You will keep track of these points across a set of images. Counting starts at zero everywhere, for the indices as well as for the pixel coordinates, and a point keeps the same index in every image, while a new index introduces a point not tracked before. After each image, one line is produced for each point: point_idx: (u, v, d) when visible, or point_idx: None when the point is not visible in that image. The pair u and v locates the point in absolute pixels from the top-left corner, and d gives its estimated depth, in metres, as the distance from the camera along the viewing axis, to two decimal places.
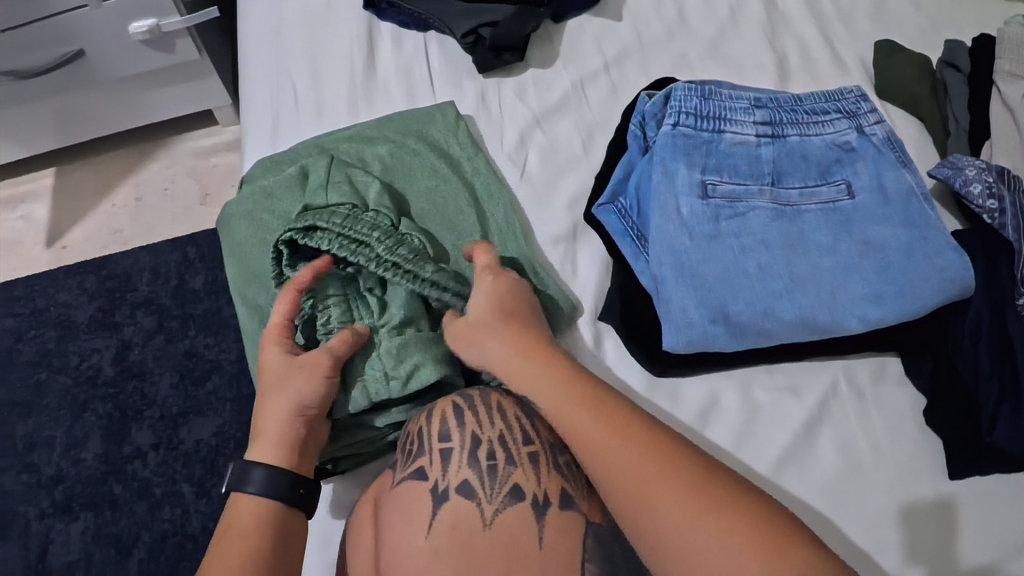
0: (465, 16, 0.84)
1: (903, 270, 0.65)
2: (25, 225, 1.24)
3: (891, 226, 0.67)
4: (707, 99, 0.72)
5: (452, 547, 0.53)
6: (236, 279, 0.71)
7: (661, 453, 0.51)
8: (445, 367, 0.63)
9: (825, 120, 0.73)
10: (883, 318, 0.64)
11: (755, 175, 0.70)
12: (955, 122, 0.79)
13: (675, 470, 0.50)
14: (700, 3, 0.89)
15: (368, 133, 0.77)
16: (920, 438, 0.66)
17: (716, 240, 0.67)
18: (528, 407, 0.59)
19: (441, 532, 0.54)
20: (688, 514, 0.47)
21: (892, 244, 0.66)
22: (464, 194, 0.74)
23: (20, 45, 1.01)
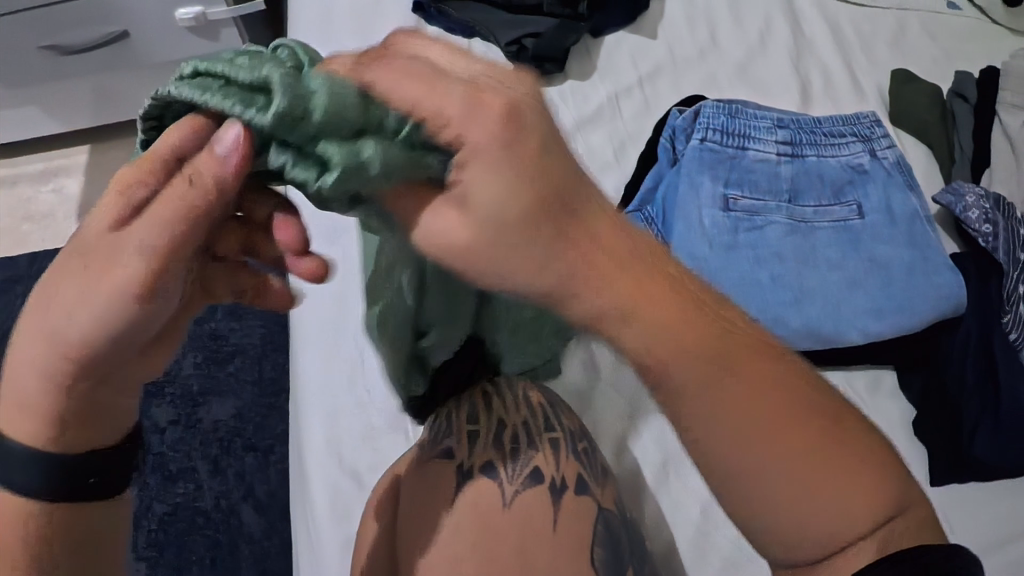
0: (510, 25, 0.89)
1: (905, 287, 0.69)
2: (57, 199, 1.28)
3: (896, 246, 0.71)
4: (733, 117, 0.76)
5: (468, 522, 0.55)
6: None
7: (744, 382, 0.36)
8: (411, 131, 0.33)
9: (841, 143, 0.77)
10: (883, 331, 0.68)
11: (775, 192, 0.74)
12: (960, 151, 0.84)
13: (775, 415, 0.36)
14: (732, 26, 0.93)
15: None
16: (908, 447, 0.68)
17: (734, 249, 0.71)
18: (552, 398, 0.63)
19: (459, 508, 0.56)
20: (807, 490, 0.36)
21: (896, 263, 0.70)
22: None
23: (66, 20, 1.05)
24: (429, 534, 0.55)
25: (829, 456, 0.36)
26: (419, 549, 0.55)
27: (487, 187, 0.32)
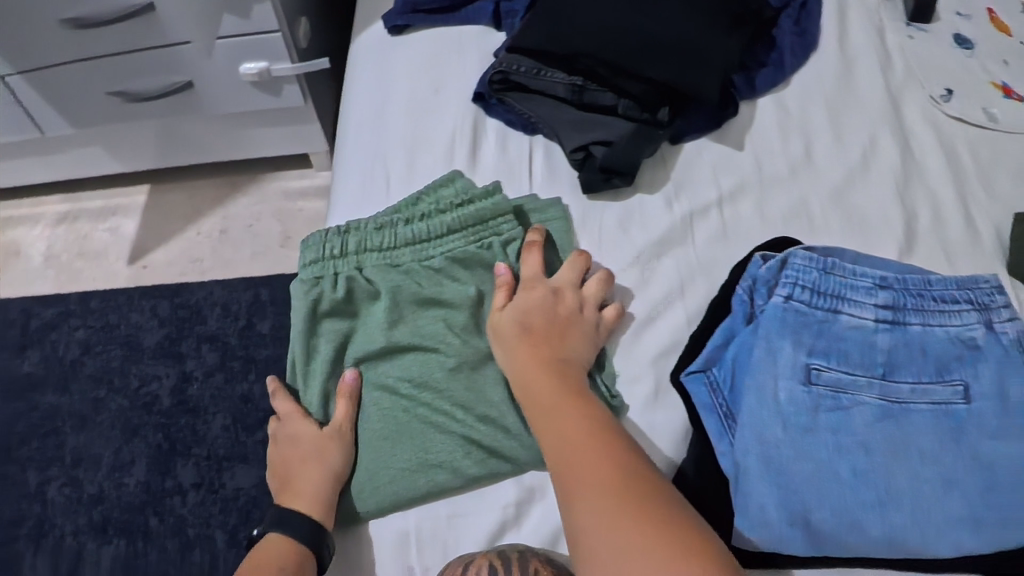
0: (577, 129, 0.76)
1: (1012, 500, 0.60)
2: (112, 238, 1.24)
3: (1008, 444, 0.62)
4: (827, 274, 0.64)
5: (342, 445, 0.64)
6: (386, 244, 0.73)
7: (578, 419, 0.57)
8: (423, 291, 0.70)
9: (953, 310, 0.66)
10: (978, 548, 0.59)
11: (867, 365, 0.63)
12: None
13: (590, 451, 0.54)
14: (830, 142, 0.80)
15: (380, 244, 0.73)
16: None
17: (811, 433, 0.60)
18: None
19: (335, 443, 0.64)
20: (615, 526, 0.48)
21: (1006, 464, 0.61)
22: (459, 236, 0.72)
23: (131, 70, 1.06)
24: (276, 513, 0.61)
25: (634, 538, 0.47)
26: (310, 475, 0.62)
27: (529, 266, 0.69)
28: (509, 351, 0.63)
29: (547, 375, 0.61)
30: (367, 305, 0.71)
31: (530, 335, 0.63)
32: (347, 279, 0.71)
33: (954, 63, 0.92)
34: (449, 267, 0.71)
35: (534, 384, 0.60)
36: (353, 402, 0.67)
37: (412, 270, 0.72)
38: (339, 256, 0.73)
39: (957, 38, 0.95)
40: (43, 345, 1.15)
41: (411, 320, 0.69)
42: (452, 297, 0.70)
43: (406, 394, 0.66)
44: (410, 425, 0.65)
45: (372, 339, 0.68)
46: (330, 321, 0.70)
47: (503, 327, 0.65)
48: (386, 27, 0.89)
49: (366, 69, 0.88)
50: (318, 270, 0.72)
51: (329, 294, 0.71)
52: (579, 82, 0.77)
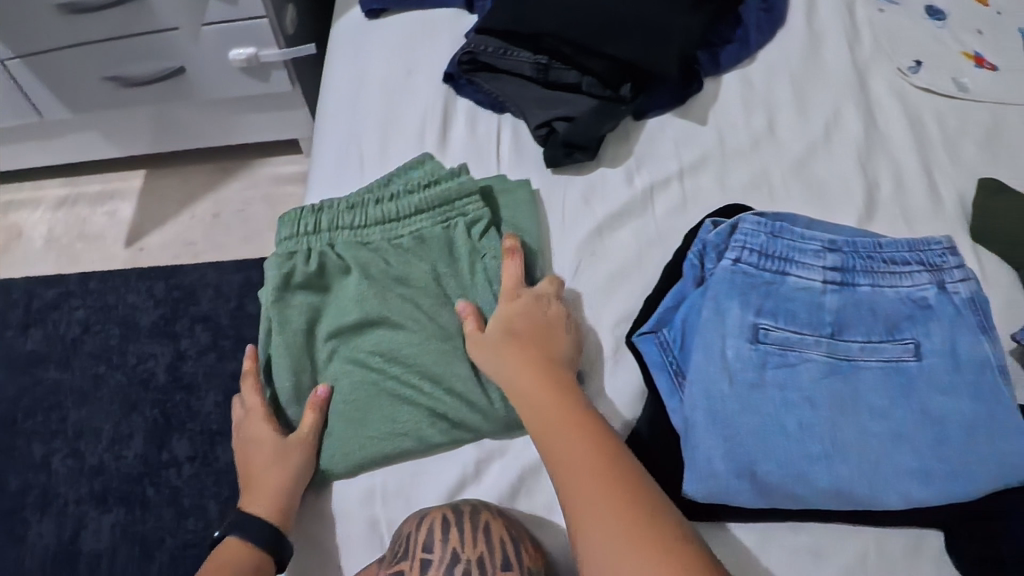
0: (540, 106, 0.78)
1: (960, 452, 0.62)
2: (109, 222, 1.27)
3: (957, 398, 0.64)
4: (776, 237, 0.66)
5: (303, 448, 0.65)
6: (358, 221, 0.75)
7: (571, 415, 0.57)
8: (392, 267, 0.72)
9: (903, 271, 0.68)
10: (927, 498, 0.61)
11: (815, 324, 0.65)
12: None
13: (598, 471, 0.53)
14: (793, 115, 0.82)
15: (352, 222, 0.75)
16: None
17: (758, 389, 0.63)
18: (514, 531, 0.58)
19: (296, 446, 0.65)
20: (610, 524, 0.49)
21: (953, 419, 0.63)
22: (430, 215, 0.74)
23: (123, 55, 1.09)
24: (237, 517, 0.61)
25: (627, 536, 0.48)
26: (269, 477, 0.63)
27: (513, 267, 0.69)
28: (496, 348, 0.64)
29: (538, 371, 0.61)
30: (340, 281, 0.73)
31: (520, 339, 0.64)
32: (319, 255, 0.73)
33: (926, 35, 0.93)
34: (418, 245, 0.73)
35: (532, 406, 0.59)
36: (320, 413, 0.67)
37: (383, 247, 0.73)
38: (312, 233, 0.75)
39: (930, 10, 0.96)
40: (45, 324, 1.19)
41: (381, 294, 0.71)
42: (422, 272, 0.72)
43: (375, 366, 0.68)
44: (378, 397, 0.67)
45: (344, 312, 0.70)
46: (302, 294, 0.72)
47: (494, 337, 0.65)
48: (364, 11, 0.91)
49: (342, 52, 0.90)
50: (292, 245, 0.74)
51: (302, 268, 0.73)
52: (545, 61, 0.79)
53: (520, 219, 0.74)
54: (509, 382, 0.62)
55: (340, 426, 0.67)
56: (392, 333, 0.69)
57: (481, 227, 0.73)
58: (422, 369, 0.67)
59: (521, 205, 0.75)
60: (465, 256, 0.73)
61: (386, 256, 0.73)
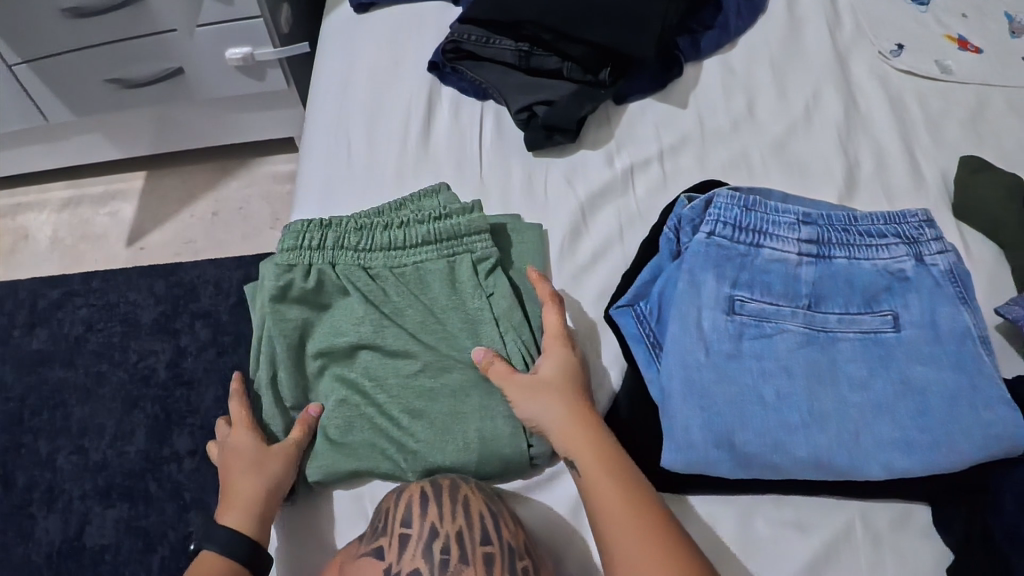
0: (522, 90, 0.79)
1: (942, 421, 0.62)
2: (112, 222, 1.30)
3: (937, 368, 0.64)
4: (749, 210, 0.67)
5: (283, 458, 0.63)
6: (361, 244, 0.72)
7: (605, 456, 0.59)
8: (391, 296, 0.70)
9: (880, 244, 0.68)
10: (909, 468, 0.61)
11: (791, 296, 0.66)
12: None
13: (635, 520, 0.54)
14: (774, 98, 0.83)
15: (354, 241, 0.72)
16: None
17: (735, 360, 0.63)
18: (493, 507, 0.59)
19: (276, 455, 0.63)
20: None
21: (934, 388, 0.64)
22: (439, 248, 0.72)
23: (127, 56, 1.11)
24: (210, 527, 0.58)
25: None
26: (245, 486, 0.61)
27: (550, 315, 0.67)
28: (527, 384, 0.63)
29: (571, 408, 0.62)
30: (339, 304, 0.71)
31: (560, 388, 0.63)
32: (321, 276, 0.71)
33: (908, 19, 0.94)
34: (422, 275, 0.71)
35: (592, 478, 0.57)
36: (306, 433, 0.66)
37: (384, 273, 0.71)
38: (315, 248, 0.72)
39: None
40: (49, 323, 1.21)
41: (380, 324, 0.69)
42: (419, 299, 0.70)
43: (365, 394, 0.67)
44: (361, 424, 0.66)
45: (340, 334, 0.69)
46: (297, 308, 0.70)
47: (545, 389, 0.62)
48: (351, 6, 0.92)
49: (331, 46, 0.90)
50: (292, 258, 0.71)
51: (303, 287, 0.70)
52: (526, 48, 0.80)
53: (526, 259, 0.72)
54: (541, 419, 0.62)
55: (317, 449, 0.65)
56: (383, 361, 0.68)
57: (492, 263, 0.71)
58: (413, 401, 0.66)
59: (525, 236, 0.73)
60: (469, 285, 0.70)
61: (389, 285, 0.71)
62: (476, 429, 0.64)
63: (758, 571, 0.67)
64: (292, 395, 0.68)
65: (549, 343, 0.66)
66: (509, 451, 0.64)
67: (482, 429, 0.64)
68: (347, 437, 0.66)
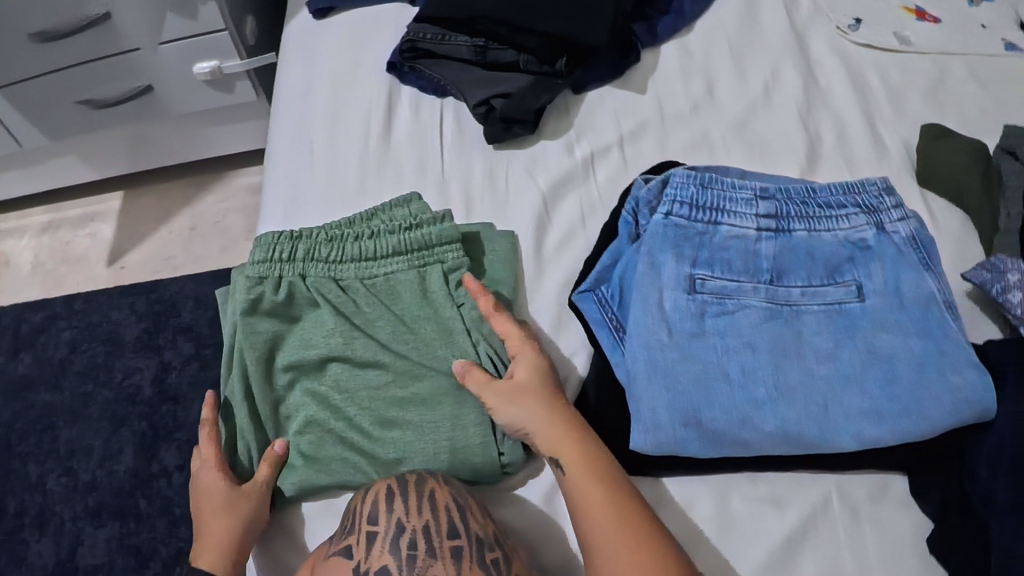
0: (480, 85, 0.79)
1: (911, 388, 0.62)
2: (91, 243, 1.31)
3: (903, 336, 0.64)
4: (706, 188, 0.67)
5: (255, 496, 0.62)
6: (331, 255, 0.70)
7: (590, 461, 0.59)
8: (363, 308, 0.68)
9: (840, 215, 0.69)
10: (879, 437, 0.61)
11: (752, 272, 0.66)
12: (1005, 219, 0.75)
13: (624, 528, 0.54)
14: (732, 78, 0.83)
15: (324, 253, 0.70)
16: (920, 568, 0.66)
17: (699, 339, 0.63)
18: (460, 499, 0.59)
19: (246, 494, 0.62)
20: None
21: (901, 356, 0.63)
22: (410, 259, 0.70)
23: (94, 78, 1.12)
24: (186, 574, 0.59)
25: None
26: (217, 529, 0.60)
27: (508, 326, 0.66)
28: (509, 388, 0.63)
29: (555, 413, 0.61)
30: (311, 317, 0.69)
31: (543, 393, 0.63)
32: (292, 289, 0.69)
33: None
34: (393, 285, 0.69)
35: (576, 483, 0.58)
36: (275, 462, 0.64)
37: (355, 285, 0.69)
38: (285, 260, 0.70)
39: None
40: (34, 348, 1.21)
41: (352, 337, 0.67)
42: (390, 309, 0.69)
43: (339, 408, 0.66)
44: (332, 443, 0.65)
45: (310, 347, 0.67)
46: (268, 321, 0.68)
47: (524, 393, 0.62)
48: (310, 11, 0.92)
49: (291, 52, 0.90)
50: (263, 271, 0.70)
51: (275, 301, 0.69)
52: (481, 43, 0.81)
53: (498, 265, 0.71)
54: (523, 423, 0.61)
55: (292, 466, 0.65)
56: (356, 373, 0.66)
57: (464, 271, 0.70)
58: (387, 412, 0.65)
59: (495, 242, 0.72)
60: (442, 293, 0.69)
61: (361, 296, 0.69)
62: (450, 436, 0.63)
63: (737, 550, 0.67)
64: (264, 412, 0.67)
65: (517, 347, 0.66)
66: (480, 459, 0.63)
67: (453, 439, 0.63)
68: (321, 454, 0.65)
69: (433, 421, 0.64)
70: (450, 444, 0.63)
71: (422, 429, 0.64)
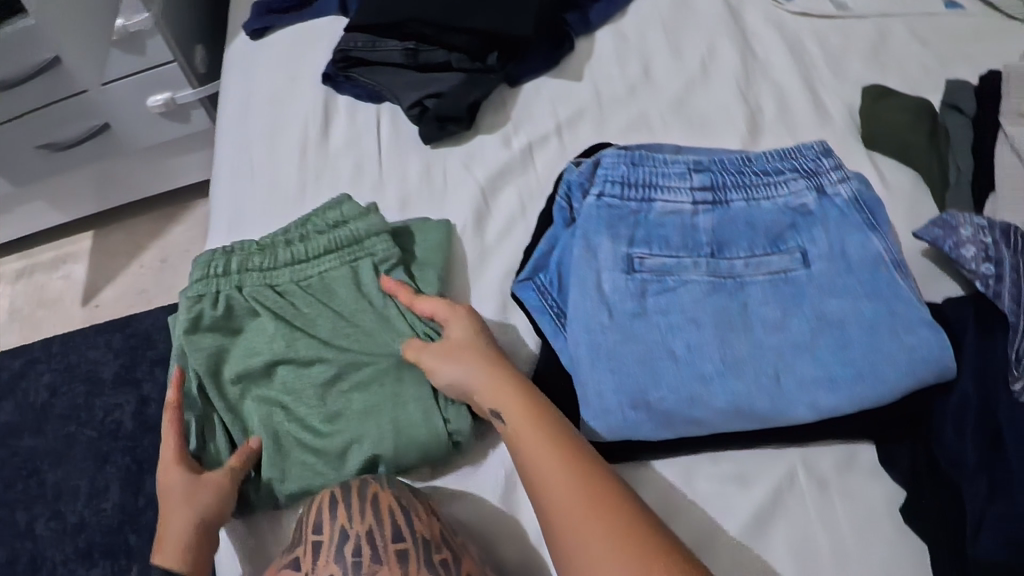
0: (414, 87, 0.79)
1: (864, 351, 0.60)
2: (66, 285, 1.31)
3: (853, 299, 0.63)
4: (637, 166, 0.68)
5: (215, 487, 0.60)
6: (268, 261, 0.70)
7: (533, 410, 0.57)
8: (305, 308, 0.68)
9: (778, 182, 0.68)
10: (835, 404, 0.59)
11: (691, 246, 0.66)
12: (956, 173, 0.75)
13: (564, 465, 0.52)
14: (669, 57, 0.83)
15: (260, 262, 0.70)
16: (895, 537, 0.64)
17: (641, 318, 0.62)
18: (405, 502, 0.58)
19: (208, 486, 0.59)
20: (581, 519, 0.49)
21: (852, 319, 0.62)
22: (344, 255, 0.70)
23: (54, 120, 1.11)
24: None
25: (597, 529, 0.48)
26: (176, 524, 0.58)
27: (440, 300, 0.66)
28: (446, 350, 0.62)
29: (495, 369, 0.60)
30: (253, 326, 0.68)
31: (480, 350, 0.62)
32: (231, 301, 0.68)
33: None
34: (331, 284, 0.69)
35: (516, 432, 0.56)
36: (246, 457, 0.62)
37: (294, 289, 0.69)
38: (221, 275, 0.69)
39: None
40: (15, 394, 1.21)
41: (298, 338, 0.66)
42: (334, 308, 0.68)
43: (294, 410, 0.64)
44: (286, 445, 0.63)
45: (254, 354, 0.66)
46: (210, 337, 0.67)
47: (462, 351, 0.62)
48: (246, 32, 0.92)
49: (232, 73, 0.91)
50: (199, 289, 0.68)
51: (215, 314, 0.67)
52: (412, 46, 0.80)
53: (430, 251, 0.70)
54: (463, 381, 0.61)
55: (256, 469, 0.63)
56: (306, 372, 0.65)
57: (394, 260, 0.69)
58: (341, 406, 0.64)
59: (427, 232, 0.71)
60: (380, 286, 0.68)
61: (302, 298, 0.68)
62: (408, 424, 0.62)
63: (707, 532, 0.65)
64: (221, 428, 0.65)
65: (449, 314, 0.65)
66: (426, 437, 0.62)
67: (395, 415, 0.62)
68: (284, 454, 0.63)
69: (391, 409, 0.63)
70: (412, 429, 0.62)
71: (383, 417, 0.63)
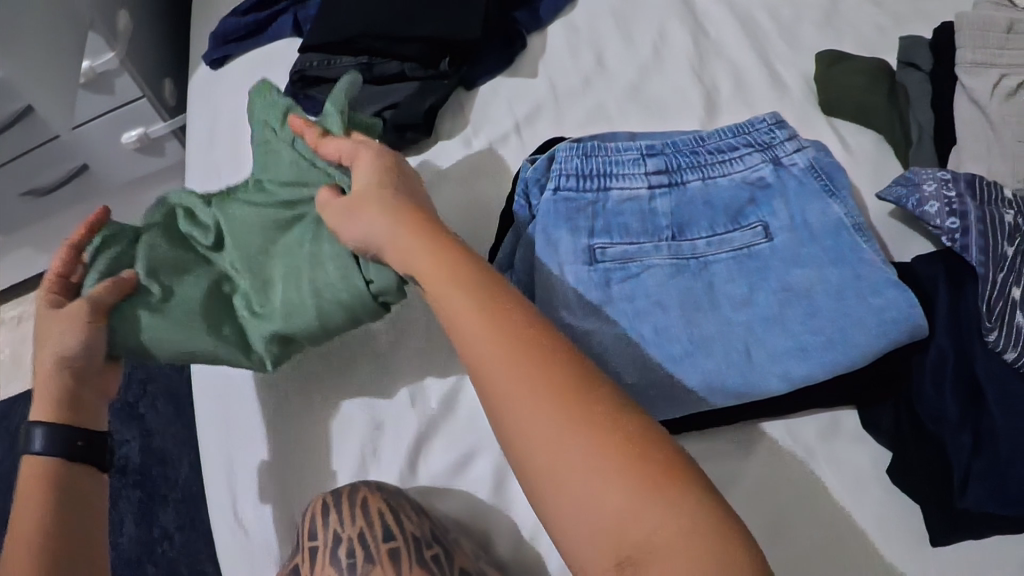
0: (371, 100, 0.80)
1: (832, 318, 0.61)
2: None
3: (817, 267, 0.63)
4: (589, 157, 0.68)
5: (71, 319, 0.59)
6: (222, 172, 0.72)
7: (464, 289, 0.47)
8: (245, 201, 0.68)
9: (733, 158, 0.68)
10: (805, 374, 0.60)
11: (651, 231, 0.66)
12: (918, 131, 0.75)
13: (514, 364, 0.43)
14: (621, 44, 0.83)
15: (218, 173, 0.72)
16: (885, 497, 0.64)
17: (607, 307, 0.63)
18: (394, 503, 0.58)
19: (62, 318, 0.59)
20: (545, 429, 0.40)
21: (816, 288, 0.62)
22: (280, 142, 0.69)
23: (31, 170, 1.10)
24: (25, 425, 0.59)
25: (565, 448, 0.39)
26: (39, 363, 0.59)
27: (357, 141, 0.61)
28: (355, 212, 0.55)
29: (413, 234, 0.51)
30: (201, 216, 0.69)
31: (387, 197, 0.54)
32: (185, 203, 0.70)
33: None
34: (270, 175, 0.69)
35: (442, 296, 0.47)
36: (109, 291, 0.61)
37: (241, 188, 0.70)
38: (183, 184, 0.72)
39: None
40: None
41: (233, 227, 0.67)
42: (269, 193, 0.68)
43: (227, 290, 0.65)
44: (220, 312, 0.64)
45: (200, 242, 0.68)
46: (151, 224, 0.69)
47: (367, 203, 0.54)
48: (206, 62, 0.94)
49: (197, 103, 0.93)
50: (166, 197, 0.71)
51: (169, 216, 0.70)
52: (365, 60, 0.81)
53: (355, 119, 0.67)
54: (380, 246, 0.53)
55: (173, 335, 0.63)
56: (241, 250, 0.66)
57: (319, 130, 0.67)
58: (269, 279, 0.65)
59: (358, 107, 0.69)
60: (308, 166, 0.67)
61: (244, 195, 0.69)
62: (321, 281, 0.61)
63: None
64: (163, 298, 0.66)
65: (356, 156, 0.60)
66: (350, 293, 0.60)
67: (313, 278, 0.61)
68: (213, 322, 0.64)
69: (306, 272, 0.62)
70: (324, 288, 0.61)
71: (299, 280, 0.62)
